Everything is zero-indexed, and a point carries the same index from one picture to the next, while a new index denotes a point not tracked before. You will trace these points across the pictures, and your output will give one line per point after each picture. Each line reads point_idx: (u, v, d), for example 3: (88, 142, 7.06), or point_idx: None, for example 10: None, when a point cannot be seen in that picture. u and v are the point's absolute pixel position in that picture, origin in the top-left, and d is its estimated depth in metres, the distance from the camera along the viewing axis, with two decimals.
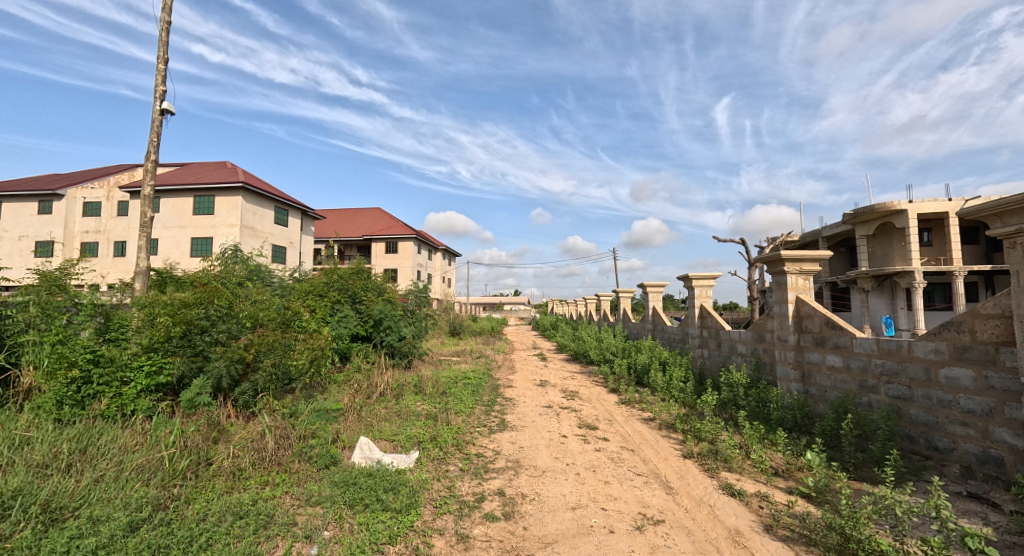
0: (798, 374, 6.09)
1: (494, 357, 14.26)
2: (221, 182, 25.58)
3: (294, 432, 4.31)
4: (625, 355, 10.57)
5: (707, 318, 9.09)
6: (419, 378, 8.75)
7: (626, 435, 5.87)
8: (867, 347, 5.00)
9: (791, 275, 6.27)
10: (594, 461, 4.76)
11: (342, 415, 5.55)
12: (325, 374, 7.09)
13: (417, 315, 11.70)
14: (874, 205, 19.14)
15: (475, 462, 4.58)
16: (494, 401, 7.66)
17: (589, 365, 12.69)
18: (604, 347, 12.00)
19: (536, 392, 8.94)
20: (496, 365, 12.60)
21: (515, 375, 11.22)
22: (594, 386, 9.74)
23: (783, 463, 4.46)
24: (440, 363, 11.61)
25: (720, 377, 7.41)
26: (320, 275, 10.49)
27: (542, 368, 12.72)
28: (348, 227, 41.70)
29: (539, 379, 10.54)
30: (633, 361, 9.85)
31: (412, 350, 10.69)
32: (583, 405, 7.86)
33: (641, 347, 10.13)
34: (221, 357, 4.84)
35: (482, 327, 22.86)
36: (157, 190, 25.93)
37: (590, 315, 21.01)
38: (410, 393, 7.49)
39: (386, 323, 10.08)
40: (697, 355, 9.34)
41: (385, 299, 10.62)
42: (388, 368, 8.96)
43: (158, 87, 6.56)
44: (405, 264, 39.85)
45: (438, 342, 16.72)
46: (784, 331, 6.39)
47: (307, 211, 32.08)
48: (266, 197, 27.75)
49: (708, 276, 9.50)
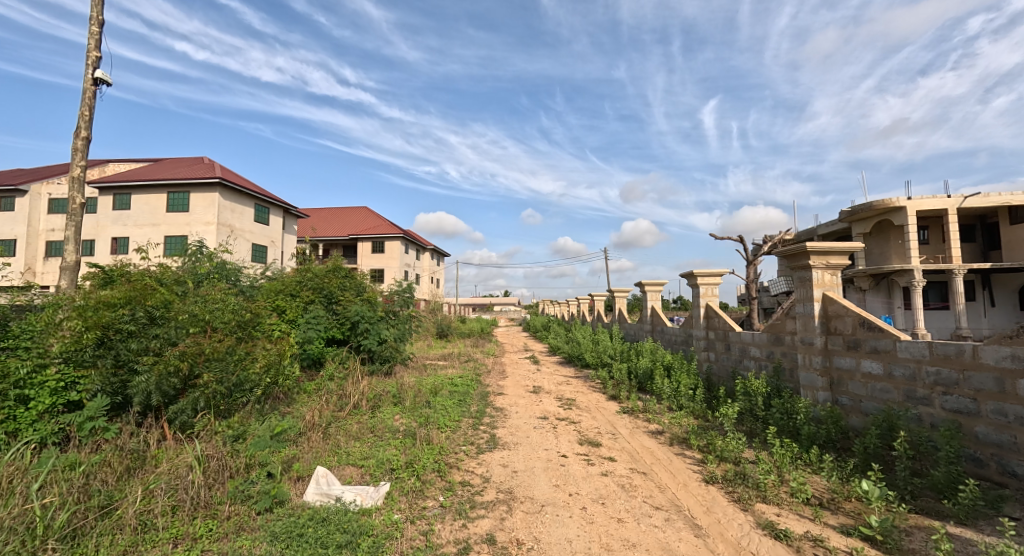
0: (826, 381, 5.39)
1: (483, 361, 13.48)
2: (197, 178, 24.47)
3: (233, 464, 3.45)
4: (624, 359, 9.85)
5: (714, 319, 8.39)
6: (400, 386, 7.93)
7: (634, 454, 5.13)
8: (916, 352, 4.30)
9: (816, 270, 5.56)
10: (602, 492, 4.02)
11: (303, 435, 4.71)
12: (289, 384, 6.24)
13: (400, 317, 10.86)
14: (872, 202, 18.64)
15: (459, 495, 3.79)
16: (483, 413, 6.88)
17: (584, 369, 11.97)
18: (601, 350, 11.27)
19: (529, 400, 8.18)
20: (485, 370, 11.81)
21: (506, 381, 10.44)
22: (592, 393, 8.99)
23: (828, 492, 3.74)
24: (426, 368, 10.80)
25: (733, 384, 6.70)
26: (292, 274, 9.62)
27: (535, 373, 11.97)
28: (333, 226, 40.60)
29: (532, 386, 9.78)
30: (633, 366, 9.12)
31: (394, 355, 9.85)
32: (581, 415, 7.11)
33: (642, 351, 9.41)
34: (150, 369, 4.00)
35: (471, 328, 22.05)
36: (129, 186, 24.76)
37: (583, 316, 20.29)
38: (388, 405, 6.67)
39: (365, 326, 9.24)
40: (703, 359, 8.62)
41: (364, 299, 9.80)
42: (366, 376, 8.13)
43: (90, 53, 5.68)
44: (392, 264, 38.88)
45: (425, 345, 15.90)
46: (809, 333, 5.68)
47: (289, 209, 31.03)
48: (245, 194, 26.67)
49: (714, 273, 8.79)
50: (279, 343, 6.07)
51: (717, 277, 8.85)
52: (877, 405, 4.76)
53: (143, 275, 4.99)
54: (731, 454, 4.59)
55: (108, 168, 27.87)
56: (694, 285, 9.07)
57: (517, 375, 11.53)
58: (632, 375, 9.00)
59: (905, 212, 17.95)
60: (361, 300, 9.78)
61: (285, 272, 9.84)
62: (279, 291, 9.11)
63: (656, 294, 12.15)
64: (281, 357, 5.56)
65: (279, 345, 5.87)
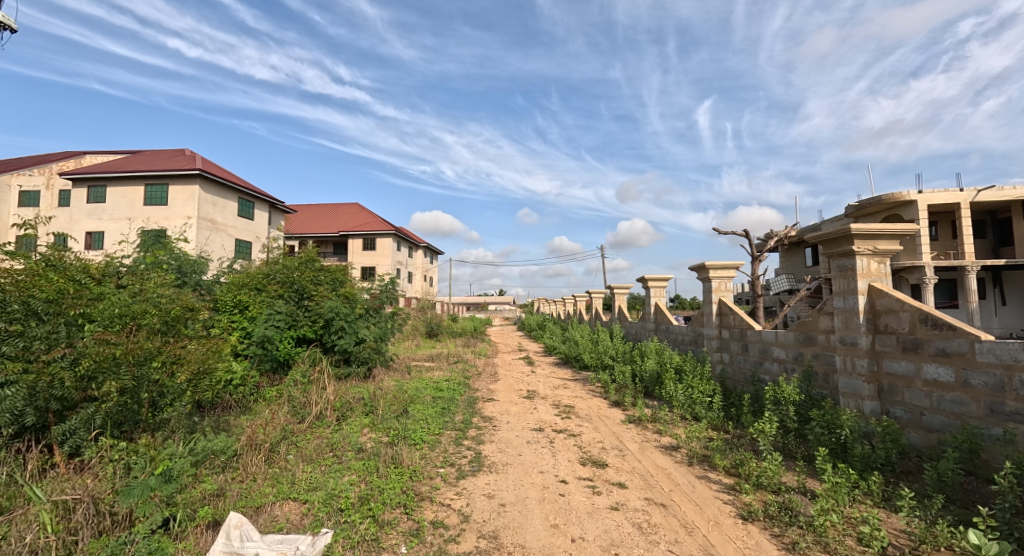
0: (874, 390, 4.52)
1: (474, 362, 12.59)
2: (176, 170, 23.41)
3: (89, 529, 2.52)
4: (627, 360, 8.99)
5: (730, 317, 7.54)
6: (377, 393, 7.01)
7: (648, 477, 4.27)
8: (1005, 356, 3.48)
9: (860, 258, 4.70)
10: (614, 534, 3.15)
11: (238, 458, 3.79)
12: (219, 399, 5.30)
13: (381, 315, 9.90)
14: (881, 196, 17.81)
15: (428, 542, 2.92)
16: (468, 424, 5.97)
17: (582, 371, 11.10)
18: (601, 351, 10.41)
19: (522, 408, 7.28)
20: (476, 372, 10.90)
21: (498, 384, 9.53)
22: (592, 399, 8.10)
23: (910, 539, 2.89)
24: (410, 371, 9.88)
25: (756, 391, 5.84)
26: (259, 266, 8.66)
27: (529, 375, 11.08)
28: (323, 223, 39.52)
29: (526, 390, 8.88)
30: (638, 369, 8.23)
31: (373, 356, 8.90)
32: (581, 426, 6.24)
33: (647, 352, 8.54)
34: (21, 380, 3.11)
35: (464, 328, 21.10)
36: (105, 177, 23.77)
37: (580, 315, 19.41)
38: (357, 415, 5.74)
39: (340, 324, 8.28)
40: (717, 362, 7.73)
41: (340, 295, 8.89)
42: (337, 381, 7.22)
43: None
44: (384, 262, 37.89)
45: (412, 345, 15.01)
46: (849, 332, 4.82)
47: (275, 204, 30.01)
48: (228, 187, 25.66)
49: (727, 266, 7.92)
50: (223, 344, 5.13)
51: (730, 269, 7.97)
52: (945, 420, 3.92)
53: (55, 251, 4.03)
54: (771, 481, 3.73)
55: (85, 160, 26.76)
56: (706, 279, 8.19)
57: (510, 378, 10.62)
58: (636, 378, 8.12)
59: (916, 207, 17.19)
60: (337, 296, 8.83)
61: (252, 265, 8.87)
62: (243, 285, 8.16)
63: (660, 290, 11.27)
64: (218, 362, 4.66)
65: (217, 348, 4.91)
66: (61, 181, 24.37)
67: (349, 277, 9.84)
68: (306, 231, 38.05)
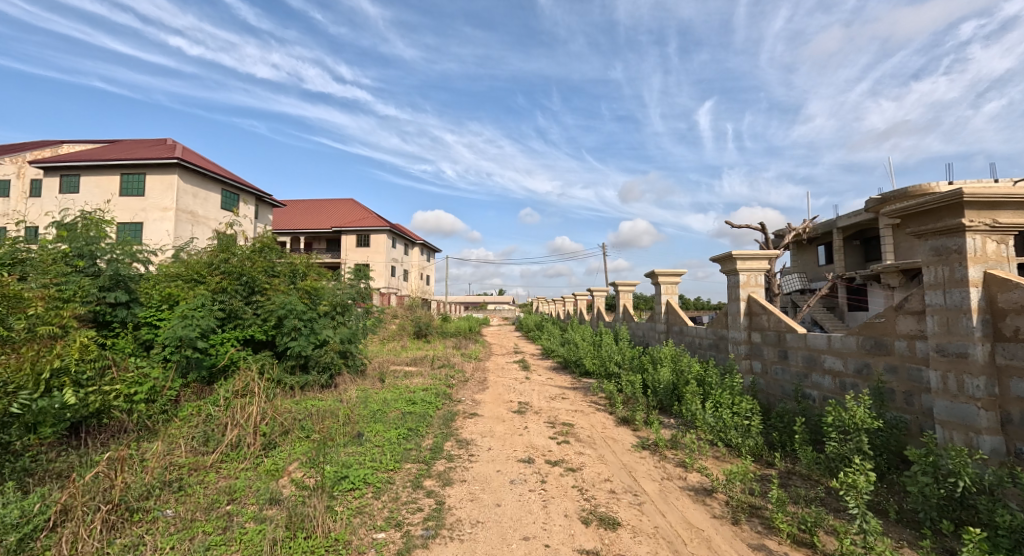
0: (995, 421, 3.21)
1: (461, 366, 11.30)
2: (154, 160, 22.24)
3: None
4: (636, 367, 7.68)
5: (763, 318, 6.22)
6: (331, 409, 5.68)
7: (678, 548, 2.96)
8: None
9: (973, 236, 3.38)
10: None
11: (44, 534, 2.52)
12: (78, 410, 3.96)
13: (354, 314, 8.54)
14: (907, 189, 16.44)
15: None
16: (438, 453, 4.64)
17: (583, 379, 9.79)
18: (604, 355, 9.10)
19: (510, 426, 5.98)
20: (462, 379, 9.58)
21: (485, 395, 8.21)
22: (596, 416, 6.76)
23: None
24: (384, 379, 8.55)
25: (811, 415, 4.52)
26: (202, 254, 7.34)
27: (523, 383, 9.77)
28: (315, 218, 38.22)
29: (516, 402, 7.58)
30: (651, 379, 6.87)
31: (337, 362, 7.55)
32: (583, 454, 4.94)
33: (660, 359, 7.22)
34: None
35: (456, 328, 19.75)
36: (78, 166, 22.64)
37: (580, 315, 18.08)
38: (292, 443, 4.40)
39: (293, 323, 6.94)
40: (747, 372, 6.40)
41: (298, 289, 7.59)
42: (283, 397, 5.88)
43: None
44: (377, 259, 36.58)
45: (396, 347, 13.73)
46: (951, 338, 3.49)
47: (262, 197, 28.80)
48: (209, 178, 24.46)
49: (759, 256, 6.58)
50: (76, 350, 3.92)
51: (762, 260, 6.63)
52: None
53: None
54: None
55: (62, 149, 25.62)
56: (732, 272, 6.86)
57: (501, 386, 9.28)
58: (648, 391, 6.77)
59: None
60: (294, 293, 7.50)
61: (194, 252, 7.55)
62: (180, 277, 6.85)
63: (672, 286, 9.93)
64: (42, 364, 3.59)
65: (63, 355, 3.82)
66: (32, 170, 23.22)
67: (313, 269, 8.51)
68: (297, 226, 36.81)
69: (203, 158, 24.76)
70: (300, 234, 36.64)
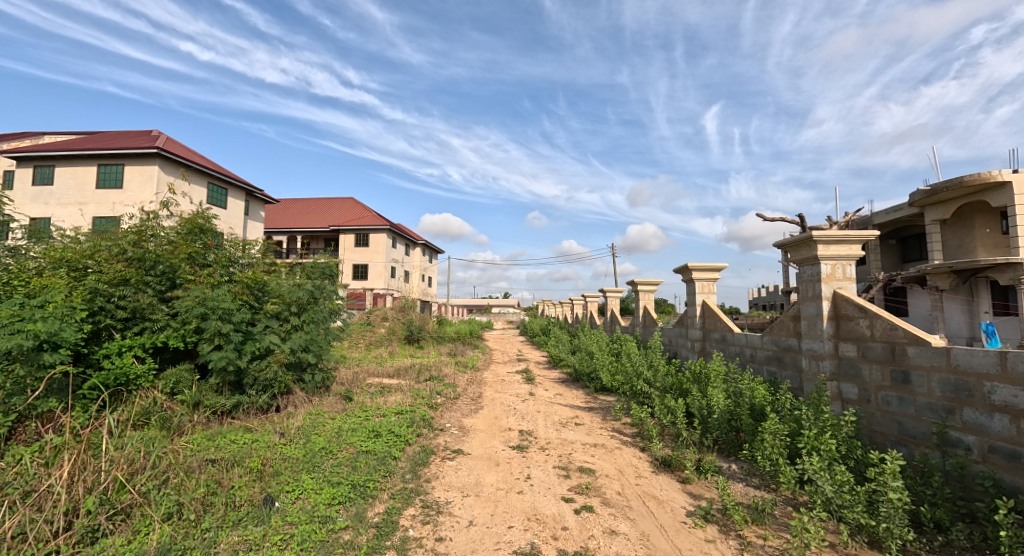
0: None
1: (454, 378, 9.57)
2: (132, 149, 20.89)
3: None
4: (674, 388, 5.90)
5: (862, 325, 4.40)
6: (245, 454, 3.92)
7: None
8: None
9: None
10: None
11: None
12: None
13: (316, 312, 6.73)
14: (963, 178, 14.51)
15: None
16: (384, 539, 2.90)
17: (600, 398, 8.02)
18: (627, 369, 7.31)
19: (505, 476, 4.24)
20: (452, 396, 7.84)
21: (478, 420, 6.45)
22: (625, 458, 4.98)
23: None
24: (350, 398, 6.80)
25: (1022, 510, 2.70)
26: (107, 234, 5.64)
27: (527, 401, 8.02)
28: (311, 216, 36.71)
29: (516, 431, 5.84)
30: (699, 405, 5.08)
31: (284, 378, 5.77)
32: (615, 535, 3.17)
33: (709, 378, 5.43)
34: None
35: (455, 333, 17.99)
36: (54, 157, 21.31)
37: (590, 320, 16.28)
38: (133, 530, 2.65)
39: (214, 329, 5.12)
40: (837, 401, 4.59)
41: (233, 284, 5.81)
42: (180, 438, 4.15)
43: None
44: (377, 259, 35.01)
45: (383, 356, 12.05)
46: None
47: (252, 192, 27.34)
48: (194, 170, 23.03)
49: (850, 239, 4.74)
50: None
51: (853, 244, 4.80)
52: None
53: None
54: None
55: (43, 139, 24.35)
56: (808, 261, 5.03)
57: (499, 406, 7.51)
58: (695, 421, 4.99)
59: (1008, 190, 13.91)
60: (228, 288, 5.73)
61: (95, 231, 5.82)
62: (67, 264, 5.13)
63: (708, 284, 8.12)
64: None
65: None
66: (7, 161, 21.90)
67: (261, 260, 6.77)
68: (293, 225, 35.37)
69: (187, 149, 23.35)
70: (296, 233, 35.22)
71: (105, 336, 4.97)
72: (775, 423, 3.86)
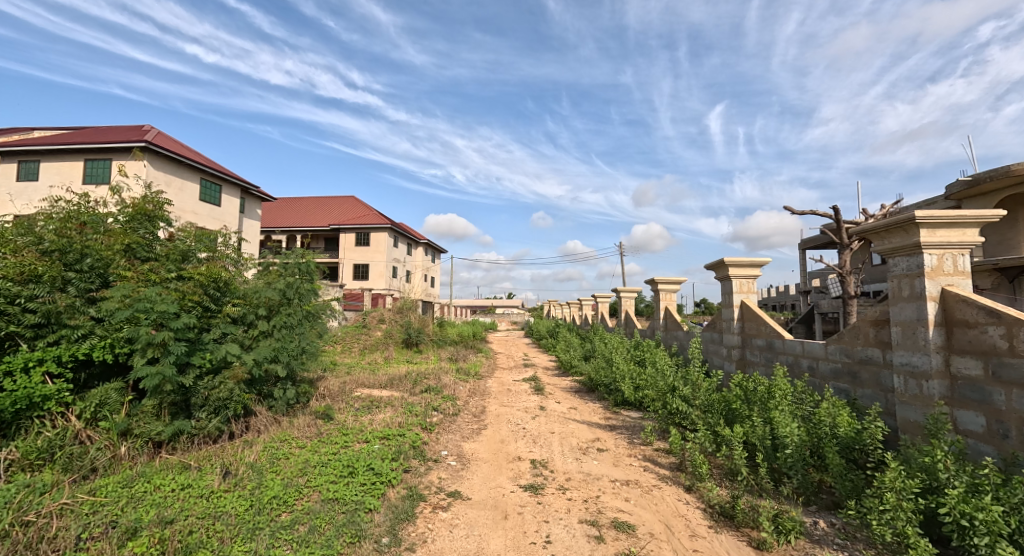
0: None
1: (454, 389, 8.51)
2: (119, 143, 20.02)
3: None
4: (721, 410, 4.79)
5: (993, 335, 3.31)
6: (158, 517, 2.85)
7: None
8: None
9: None
10: None
11: None
12: None
13: (286, 316, 5.71)
14: (1009, 168, 13.34)
15: None
16: None
17: (622, 415, 6.93)
18: (656, 382, 6.22)
19: (515, 537, 3.19)
20: (450, 412, 6.78)
21: (481, 445, 5.38)
22: (670, 505, 3.86)
23: None
24: (329, 418, 5.73)
25: None
26: (25, 219, 4.58)
27: (537, 417, 6.94)
28: (310, 215, 35.77)
29: (527, 463, 4.78)
30: (763, 434, 3.97)
31: (244, 398, 4.68)
32: None
33: (771, 400, 4.31)
34: None
35: (457, 335, 16.92)
36: (39, 151, 20.43)
37: (602, 322, 15.19)
38: None
39: (144, 339, 4.01)
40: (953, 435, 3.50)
41: (181, 282, 4.73)
42: (76, 491, 3.10)
43: None
44: (378, 259, 34.02)
45: (378, 363, 11.01)
46: None
47: (248, 189, 26.40)
48: (185, 166, 22.10)
49: (964, 221, 3.61)
50: None
51: (967, 228, 3.64)
52: None
53: None
54: None
55: (30, 133, 23.51)
56: (902, 251, 3.89)
57: (507, 424, 6.44)
58: (760, 455, 3.89)
59: None
60: (174, 286, 4.64)
61: (9, 216, 4.74)
62: None
63: (748, 283, 7.01)
64: None
65: None
66: None
67: (222, 252, 5.68)
68: (292, 224, 34.46)
69: (177, 144, 22.45)
70: (295, 232, 34.29)
71: (9, 348, 3.92)
72: (900, 474, 2.76)
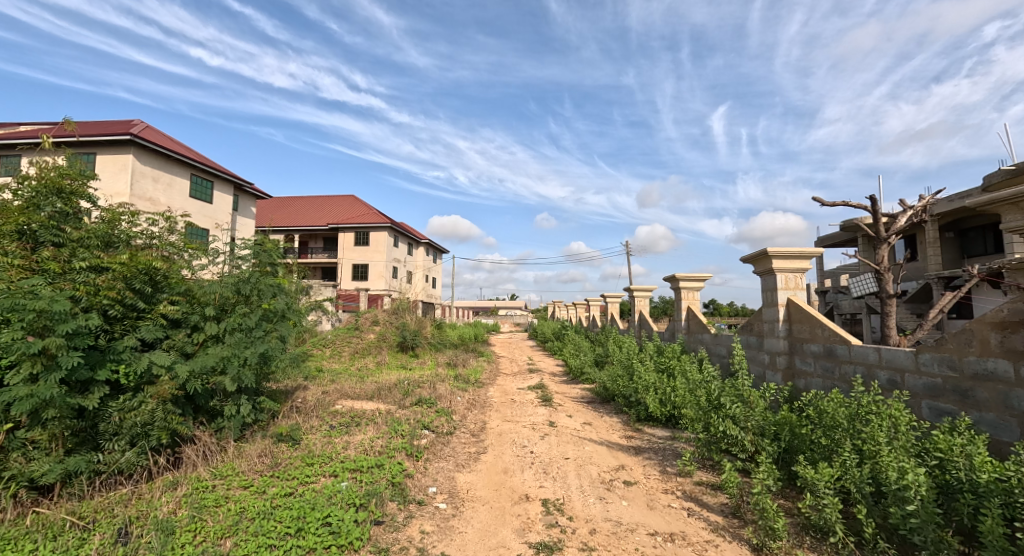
0: None
1: (451, 401, 7.47)
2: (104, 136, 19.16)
3: None
4: (796, 440, 3.74)
5: None
6: None
7: None
8: None
9: None
10: None
11: None
12: None
13: (239, 317, 4.67)
14: None
15: None
16: None
17: (647, 435, 5.87)
18: (690, 396, 5.18)
19: None
20: (445, 430, 5.74)
21: (479, 478, 4.35)
22: None
23: None
24: (294, 443, 4.67)
25: None
26: None
27: (547, 436, 5.90)
28: (308, 214, 34.86)
29: (537, 507, 3.73)
30: (862, 477, 2.92)
31: (174, 423, 3.61)
32: None
33: (864, 427, 3.24)
34: None
35: (457, 338, 15.90)
36: (20, 145, 19.59)
37: (613, 323, 14.13)
38: None
39: (12, 348, 2.90)
40: None
41: (90, 272, 3.64)
42: None
43: None
44: (377, 259, 33.03)
45: (368, 370, 10.00)
46: None
47: (241, 185, 25.48)
48: (174, 160, 21.21)
49: None
50: None
51: None
52: None
53: None
54: None
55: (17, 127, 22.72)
56: None
57: (510, 447, 5.39)
58: (863, 508, 2.83)
59: None
60: (80, 279, 3.56)
61: None
62: None
63: (795, 277, 5.93)
64: None
65: None
66: None
67: (158, 240, 4.56)
68: (289, 224, 33.59)
69: (166, 138, 21.48)
70: (292, 231, 33.41)
71: None
72: None
